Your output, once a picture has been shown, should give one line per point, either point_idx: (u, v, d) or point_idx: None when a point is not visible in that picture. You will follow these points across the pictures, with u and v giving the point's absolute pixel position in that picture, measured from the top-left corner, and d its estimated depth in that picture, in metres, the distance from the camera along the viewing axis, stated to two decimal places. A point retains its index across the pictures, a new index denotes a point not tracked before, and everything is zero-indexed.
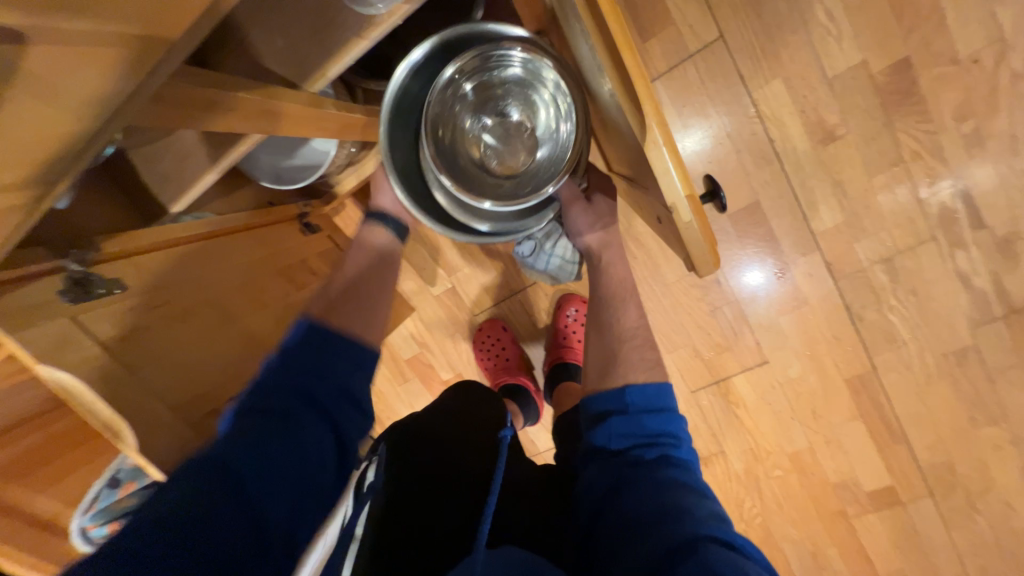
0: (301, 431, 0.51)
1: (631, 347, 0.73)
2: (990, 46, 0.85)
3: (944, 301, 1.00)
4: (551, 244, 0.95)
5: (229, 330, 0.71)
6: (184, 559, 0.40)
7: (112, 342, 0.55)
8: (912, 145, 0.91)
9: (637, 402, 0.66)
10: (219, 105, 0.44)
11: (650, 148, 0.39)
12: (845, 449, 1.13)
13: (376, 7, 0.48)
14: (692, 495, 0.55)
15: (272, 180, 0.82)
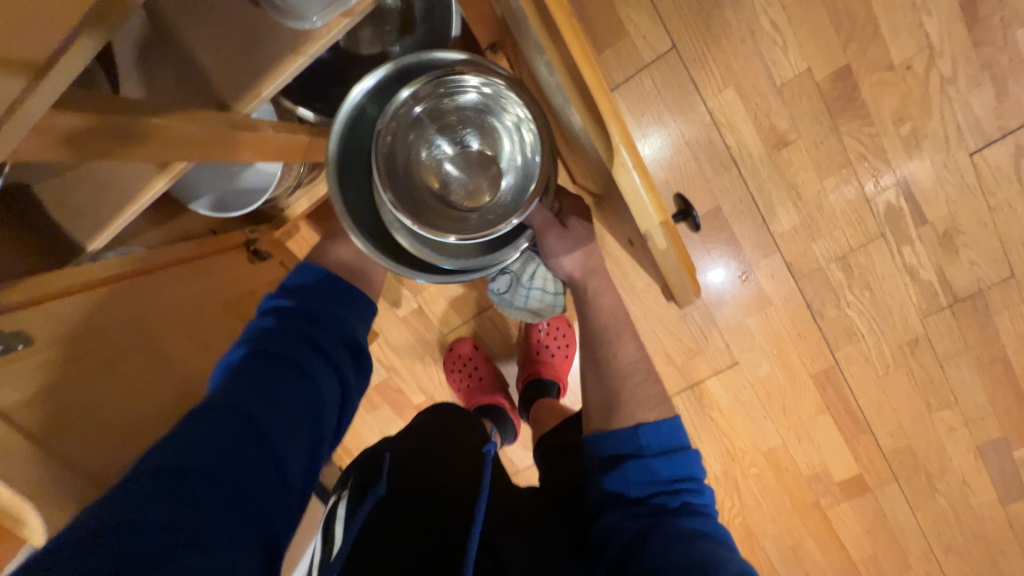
0: (308, 369, 0.61)
1: (635, 385, 0.75)
2: (920, 53, 0.89)
3: (895, 294, 1.05)
4: (529, 278, 0.84)
5: (171, 373, 0.63)
6: (218, 457, 0.48)
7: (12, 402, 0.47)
8: (857, 148, 0.95)
9: (650, 443, 0.67)
10: (139, 133, 0.39)
11: (620, 174, 0.35)
12: (816, 442, 1.16)
13: (310, 21, 0.44)
14: (717, 543, 0.56)
15: (212, 207, 0.76)
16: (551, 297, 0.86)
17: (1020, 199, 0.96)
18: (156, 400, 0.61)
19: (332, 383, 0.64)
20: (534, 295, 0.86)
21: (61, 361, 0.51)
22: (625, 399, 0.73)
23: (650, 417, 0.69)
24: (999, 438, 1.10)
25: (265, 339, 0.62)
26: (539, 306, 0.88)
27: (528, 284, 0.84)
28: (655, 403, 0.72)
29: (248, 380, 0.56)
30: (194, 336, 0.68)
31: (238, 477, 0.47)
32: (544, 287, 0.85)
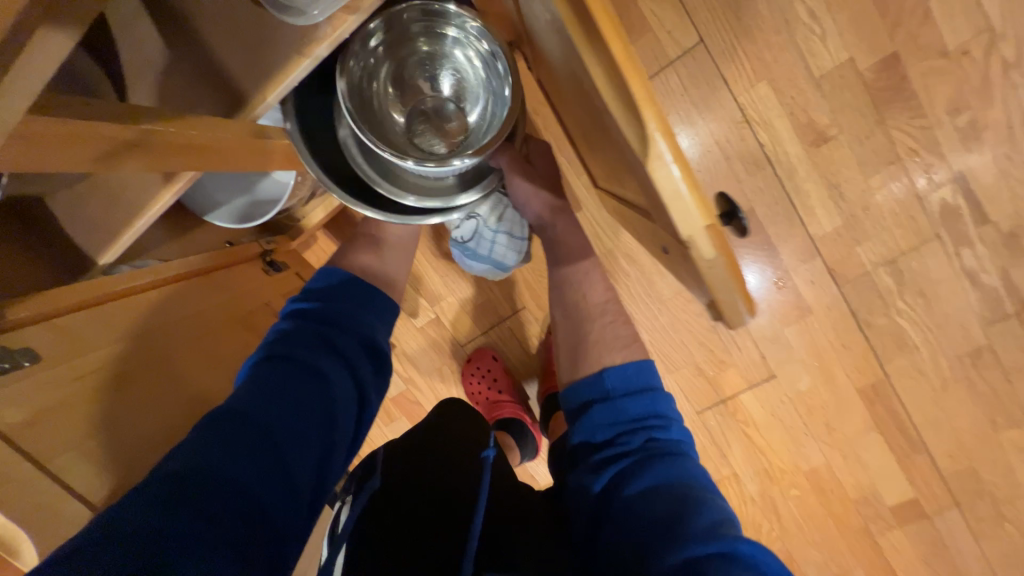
0: (322, 374, 0.58)
1: (603, 325, 0.71)
2: (979, 37, 0.82)
3: (953, 300, 0.95)
4: (496, 223, 0.90)
5: (180, 391, 0.62)
6: (215, 476, 0.45)
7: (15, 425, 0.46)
8: (907, 142, 0.87)
9: (617, 386, 0.64)
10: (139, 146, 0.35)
11: (656, 169, 0.28)
12: (864, 462, 1.06)
13: (312, 15, 0.41)
14: (692, 490, 0.53)
15: (227, 218, 0.75)
16: (517, 240, 0.92)
17: None
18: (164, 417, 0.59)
19: (348, 386, 0.60)
20: (500, 241, 0.91)
21: (65, 380, 0.50)
22: (592, 343, 0.70)
23: (616, 360, 0.66)
24: None
25: (280, 341, 0.60)
26: (502, 255, 0.93)
27: (494, 229, 0.90)
28: (624, 343, 0.69)
29: (260, 384, 0.54)
30: (201, 349, 0.66)
31: (244, 488, 0.46)
32: (509, 230, 0.90)
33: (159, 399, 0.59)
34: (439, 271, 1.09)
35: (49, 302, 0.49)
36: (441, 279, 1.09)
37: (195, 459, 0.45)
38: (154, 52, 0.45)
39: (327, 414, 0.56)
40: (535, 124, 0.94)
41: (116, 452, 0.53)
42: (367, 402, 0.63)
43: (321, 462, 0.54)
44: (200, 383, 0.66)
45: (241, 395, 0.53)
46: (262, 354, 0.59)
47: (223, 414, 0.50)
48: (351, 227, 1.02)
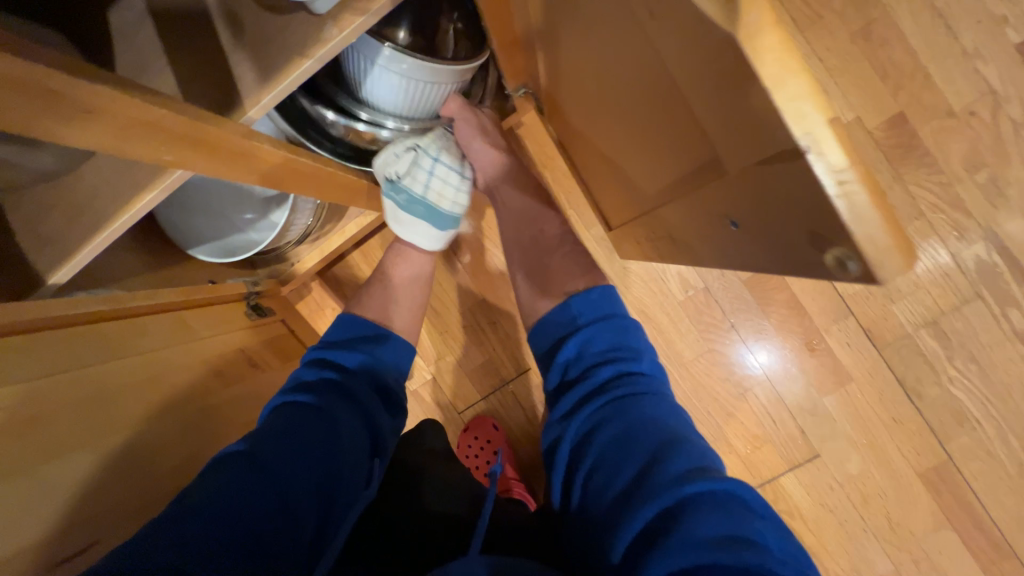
0: (335, 419, 0.53)
1: (564, 256, 0.68)
2: (982, 98, 0.83)
3: (1010, 368, 0.85)
4: (437, 149, 0.73)
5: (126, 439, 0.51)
6: (211, 528, 0.39)
7: None
8: (929, 198, 0.85)
9: (583, 313, 0.59)
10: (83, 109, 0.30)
11: (754, 43, 0.18)
12: (942, 571, 0.87)
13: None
14: (665, 425, 0.50)
15: (219, 254, 0.71)
16: (455, 176, 0.76)
17: None
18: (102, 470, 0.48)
19: (358, 430, 0.54)
20: (442, 170, 0.74)
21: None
22: (553, 273, 0.67)
23: (580, 287, 0.62)
24: None
25: (299, 386, 0.56)
26: (439, 196, 0.75)
27: (433, 155, 0.73)
28: (584, 271, 0.65)
29: (269, 429, 0.49)
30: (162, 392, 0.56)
31: (246, 543, 0.40)
32: (450, 162, 0.75)
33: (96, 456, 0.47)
34: (438, 326, 1.01)
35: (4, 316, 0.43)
36: (440, 335, 1.01)
37: (193, 514, 0.40)
38: (151, 54, 0.42)
39: (333, 462, 0.49)
40: (544, 176, 0.93)
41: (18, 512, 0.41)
42: (381, 443, 0.56)
43: (324, 512, 0.47)
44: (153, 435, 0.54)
45: (251, 439, 0.48)
46: (277, 399, 0.55)
47: (229, 457, 0.45)
48: (349, 277, 0.97)
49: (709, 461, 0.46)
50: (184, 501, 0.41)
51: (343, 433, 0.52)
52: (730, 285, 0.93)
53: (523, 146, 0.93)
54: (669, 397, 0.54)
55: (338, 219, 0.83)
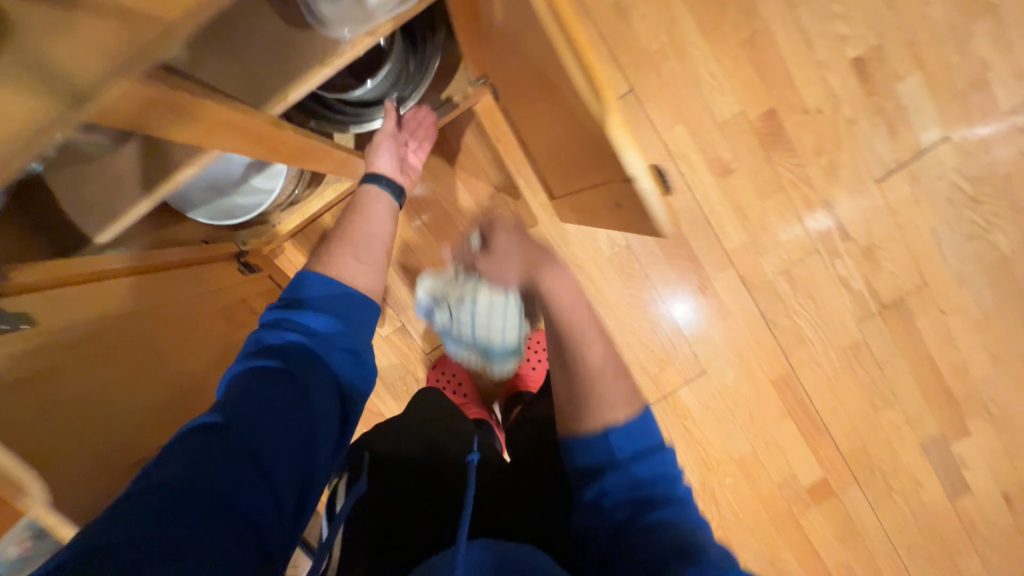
0: (308, 380, 0.55)
1: (613, 380, 0.64)
2: (828, 100, 1.08)
3: (834, 303, 1.19)
4: (473, 296, 0.92)
5: (169, 372, 0.62)
6: (188, 496, 0.42)
7: (26, 375, 0.46)
8: (789, 176, 1.12)
9: (622, 445, 0.59)
10: (184, 110, 0.41)
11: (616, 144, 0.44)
12: (782, 447, 1.26)
13: (341, 33, 0.52)
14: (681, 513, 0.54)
15: (214, 216, 0.81)
16: (496, 309, 0.92)
17: (919, 218, 1.15)
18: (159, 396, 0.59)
19: (331, 394, 0.56)
20: (485, 313, 0.93)
21: (70, 343, 0.50)
22: (591, 393, 0.63)
23: (619, 417, 0.60)
24: (937, 433, 1.27)
25: (264, 349, 0.57)
26: (487, 333, 0.96)
27: (474, 306, 0.93)
28: (628, 400, 0.63)
29: (239, 395, 0.50)
30: (193, 337, 0.68)
31: (237, 500, 0.44)
32: (488, 304, 0.92)
33: (157, 386, 0.59)
34: (407, 278, 1.15)
35: (51, 273, 0.52)
36: (408, 287, 1.15)
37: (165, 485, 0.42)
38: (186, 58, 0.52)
39: (312, 424, 0.52)
40: (498, 150, 1.09)
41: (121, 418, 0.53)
42: (349, 411, 0.58)
43: (304, 475, 0.50)
44: (187, 368, 0.65)
45: (224, 406, 0.49)
46: (245, 361, 0.56)
47: (203, 425, 0.47)
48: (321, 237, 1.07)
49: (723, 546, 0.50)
50: (157, 470, 0.43)
51: (320, 400, 0.54)
52: (647, 243, 1.16)
53: (479, 125, 1.07)
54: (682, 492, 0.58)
55: (318, 184, 0.92)
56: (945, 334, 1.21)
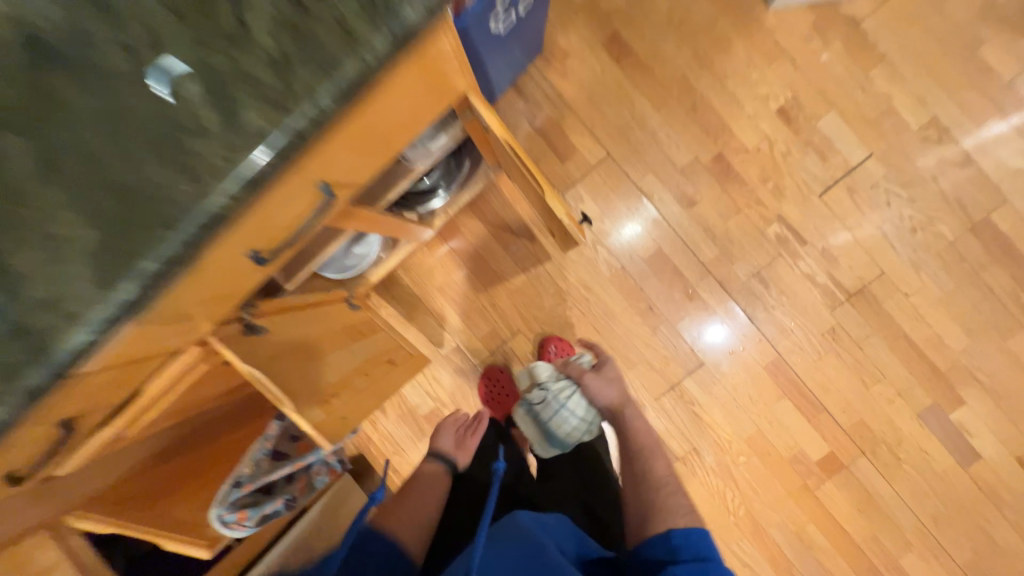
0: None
1: (669, 493, 1.00)
2: (763, 140, 1.41)
3: (805, 296, 1.43)
4: (565, 396, 1.34)
5: (330, 357, 1.00)
6: None
7: (269, 355, 0.84)
8: (744, 200, 1.43)
9: (680, 545, 0.82)
10: (350, 213, 0.81)
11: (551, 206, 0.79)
12: (786, 426, 1.46)
13: (413, 165, 0.94)
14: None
15: (334, 272, 1.24)
16: (576, 419, 1.33)
17: (863, 219, 1.41)
18: (328, 369, 0.97)
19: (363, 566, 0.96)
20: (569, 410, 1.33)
21: (283, 340, 0.89)
22: (660, 509, 0.94)
23: (680, 524, 0.86)
24: (932, 403, 1.42)
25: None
26: (557, 426, 1.33)
27: (565, 404, 1.33)
28: (685, 512, 0.92)
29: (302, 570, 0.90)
30: (341, 339, 1.06)
31: None
32: (573, 408, 1.33)
33: (323, 365, 0.97)
34: (456, 308, 1.51)
35: (271, 305, 0.91)
36: (458, 315, 1.51)
37: None
38: None
39: None
40: (515, 208, 1.48)
41: (313, 379, 0.91)
42: None
43: None
44: (341, 355, 1.03)
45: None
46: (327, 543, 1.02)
47: None
48: (397, 284, 1.50)
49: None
50: None
51: None
52: (640, 263, 1.47)
53: (500, 192, 1.48)
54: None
55: (394, 247, 1.35)
56: (913, 313, 1.41)
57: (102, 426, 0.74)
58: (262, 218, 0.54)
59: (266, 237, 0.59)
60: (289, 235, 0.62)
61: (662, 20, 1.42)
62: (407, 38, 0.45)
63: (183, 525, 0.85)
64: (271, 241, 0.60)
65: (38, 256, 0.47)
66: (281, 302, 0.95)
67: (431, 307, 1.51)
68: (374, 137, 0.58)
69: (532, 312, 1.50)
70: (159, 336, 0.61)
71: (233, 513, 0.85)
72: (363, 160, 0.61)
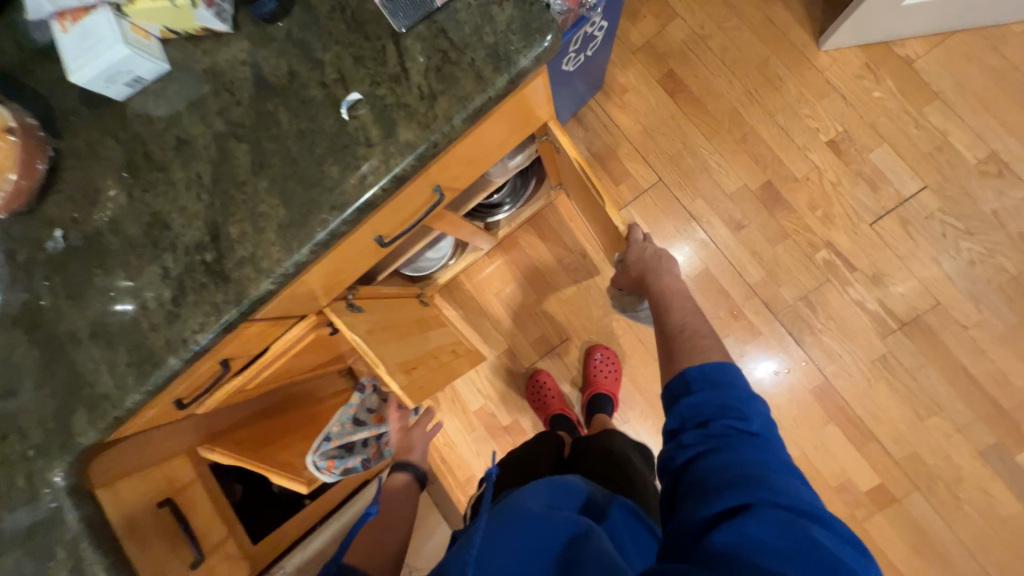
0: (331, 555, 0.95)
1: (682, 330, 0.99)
2: (812, 171, 1.49)
3: (854, 321, 1.45)
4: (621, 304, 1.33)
5: (414, 336, 1.14)
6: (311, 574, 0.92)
7: (371, 326, 0.99)
8: (792, 225, 1.49)
9: (697, 383, 0.68)
10: (442, 216, 0.98)
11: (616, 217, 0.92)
12: (832, 452, 1.44)
13: (493, 180, 1.11)
14: (774, 496, 0.53)
15: (411, 271, 1.42)
16: None
17: (917, 249, 1.42)
18: (413, 345, 1.11)
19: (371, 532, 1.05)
20: None
21: (378, 317, 1.05)
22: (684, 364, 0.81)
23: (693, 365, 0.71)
24: (995, 442, 1.37)
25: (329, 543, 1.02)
26: None
27: None
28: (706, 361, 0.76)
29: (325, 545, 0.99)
30: (418, 325, 1.21)
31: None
32: None
33: (412, 341, 1.11)
34: (510, 312, 1.65)
35: (365, 290, 1.09)
36: (511, 319, 1.64)
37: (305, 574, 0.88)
38: None
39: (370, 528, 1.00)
40: (570, 224, 1.63)
41: (405, 349, 1.05)
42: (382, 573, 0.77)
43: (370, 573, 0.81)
44: (421, 337, 1.17)
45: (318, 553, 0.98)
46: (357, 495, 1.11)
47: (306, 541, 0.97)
48: (459, 287, 1.66)
49: (840, 561, 0.49)
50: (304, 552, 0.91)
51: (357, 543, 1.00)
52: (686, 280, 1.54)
53: (557, 210, 1.63)
54: (852, 560, 0.50)
55: (462, 253, 1.52)
56: (973, 346, 1.39)
57: (236, 375, 0.92)
58: (392, 208, 0.70)
59: (389, 226, 0.75)
60: (405, 226, 0.78)
61: (715, 60, 1.55)
62: (520, 78, 0.61)
63: (277, 470, 1.00)
64: (393, 228, 0.76)
65: (246, 227, 0.67)
66: (372, 288, 1.12)
67: (487, 310, 1.65)
68: (478, 152, 0.74)
69: (581, 321, 1.61)
70: (297, 302, 0.78)
71: (325, 459, 1.03)
72: (468, 167, 0.76)
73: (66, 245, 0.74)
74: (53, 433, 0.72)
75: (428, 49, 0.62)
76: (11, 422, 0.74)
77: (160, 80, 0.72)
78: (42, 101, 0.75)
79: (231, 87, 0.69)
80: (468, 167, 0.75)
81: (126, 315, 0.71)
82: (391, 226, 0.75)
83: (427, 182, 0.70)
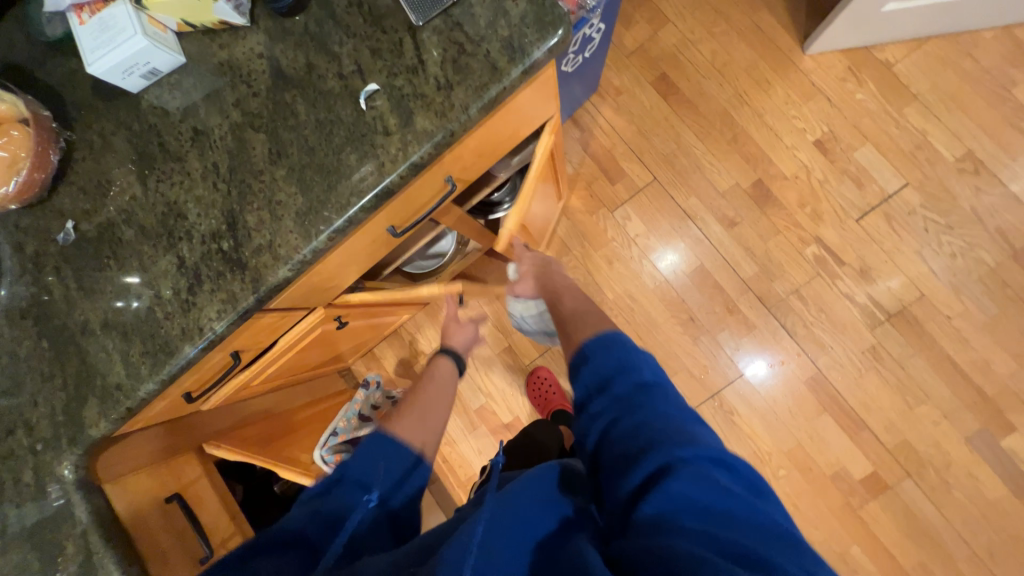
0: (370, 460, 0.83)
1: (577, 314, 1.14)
2: (801, 169, 1.54)
3: (844, 314, 1.50)
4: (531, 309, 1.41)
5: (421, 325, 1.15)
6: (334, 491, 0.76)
7: None
8: (782, 222, 1.54)
9: (599, 361, 0.68)
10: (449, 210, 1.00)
11: None
12: (827, 441, 1.48)
13: (498, 174, 1.13)
14: (686, 444, 0.55)
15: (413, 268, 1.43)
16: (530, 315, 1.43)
17: (901, 244, 1.48)
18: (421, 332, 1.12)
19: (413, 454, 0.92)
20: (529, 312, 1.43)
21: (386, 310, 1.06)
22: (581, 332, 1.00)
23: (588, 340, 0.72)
24: (980, 428, 1.42)
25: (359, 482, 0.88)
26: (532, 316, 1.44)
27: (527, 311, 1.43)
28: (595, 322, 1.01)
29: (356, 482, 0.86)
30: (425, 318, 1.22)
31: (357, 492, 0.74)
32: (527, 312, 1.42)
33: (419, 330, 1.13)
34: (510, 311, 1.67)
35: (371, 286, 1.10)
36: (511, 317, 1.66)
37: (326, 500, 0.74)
38: None
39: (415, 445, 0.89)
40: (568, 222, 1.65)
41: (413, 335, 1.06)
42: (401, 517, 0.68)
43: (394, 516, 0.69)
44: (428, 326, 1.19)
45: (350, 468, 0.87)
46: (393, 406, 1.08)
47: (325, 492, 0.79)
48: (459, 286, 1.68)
49: (742, 498, 0.52)
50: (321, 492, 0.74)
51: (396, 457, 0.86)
52: (682, 276, 1.58)
53: None
54: (745, 486, 0.55)
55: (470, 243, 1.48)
56: (957, 336, 1.44)
57: (243, 369, 0.92)
58: (406, 196, 0.72)
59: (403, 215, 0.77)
60: (418, 216, 0.80)
61: (706, 64, 1.61)
62: (533, 69, 0.63)
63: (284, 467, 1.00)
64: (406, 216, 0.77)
65: (263, 216, 0.68)
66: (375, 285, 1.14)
67: (487, 309, 1.67)
68: (489, 144, 0.77)
69: None
70: (310, 293, 0.80)
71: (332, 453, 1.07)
72: (480, 158, 0.78)
73: (78, 236, 0.74)
74: (61, 426, 0.72)
75: (444, 42, 0.65)
76: (18, 415, 0.73)
77: (175, 73, 0.73)
78: (54, 94, 0.76)
79: (248, 80, 0.70)
80: (480, 157, 0.78)
81: (139, 309, 0.71)
82: (403, 215, 0.77)
83: (440, 172, 0.72)
